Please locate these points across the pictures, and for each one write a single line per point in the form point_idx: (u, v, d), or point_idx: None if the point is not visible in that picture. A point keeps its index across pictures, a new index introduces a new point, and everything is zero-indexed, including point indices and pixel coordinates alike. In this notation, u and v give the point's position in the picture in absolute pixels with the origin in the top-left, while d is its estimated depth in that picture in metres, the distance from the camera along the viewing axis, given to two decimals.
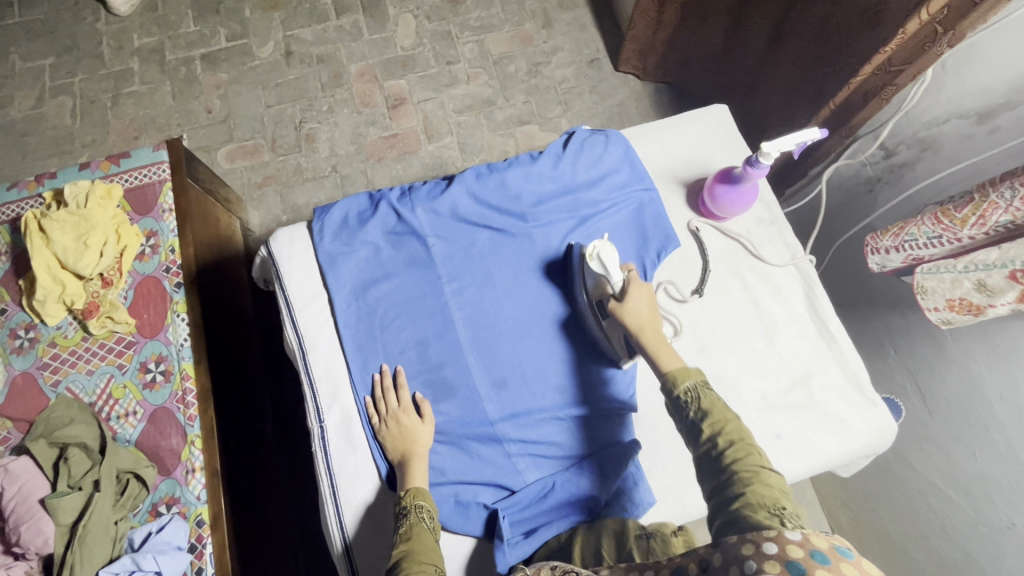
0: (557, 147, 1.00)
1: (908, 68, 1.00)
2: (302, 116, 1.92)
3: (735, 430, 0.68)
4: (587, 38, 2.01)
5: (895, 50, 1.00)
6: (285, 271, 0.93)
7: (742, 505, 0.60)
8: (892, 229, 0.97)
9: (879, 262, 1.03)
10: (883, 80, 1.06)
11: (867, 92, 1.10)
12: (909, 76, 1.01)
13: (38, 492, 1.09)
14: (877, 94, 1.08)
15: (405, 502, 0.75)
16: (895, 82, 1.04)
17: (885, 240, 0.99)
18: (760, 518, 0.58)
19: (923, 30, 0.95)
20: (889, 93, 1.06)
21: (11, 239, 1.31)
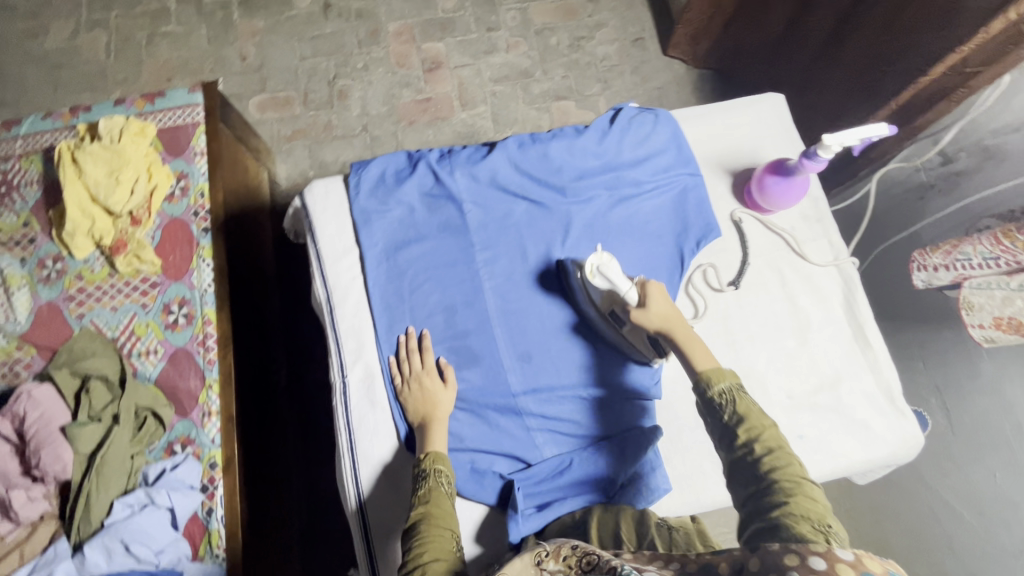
0: (603, 122, 0.97)
1: (986, 70, 0.97)
2: (336, 71, 1.89)
3: (773, 437, 0.69)
4: (634, 16, 1.95)
5: (972, 50, 0.97)
6: (318, 224, 0.92)
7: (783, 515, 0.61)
8: (946, 247, 1.04)
9: (924, 279, 1.10)
10: (954, 83, 1.03)
11: (934, 94, 1.06)
12: (986, 79, 0.98)
13: (58, 419, 1.11)
14: (946, 95, 1.05)
15: (425, 464, 0.75)
16: (968, 84, 1.01)
17: (935, 257, 1.07)
18: (802, 531, 0.59)
19: (1006, 30, 0.91)
20: (959, 96, 1.03)
21: (44, 169, 1.32)
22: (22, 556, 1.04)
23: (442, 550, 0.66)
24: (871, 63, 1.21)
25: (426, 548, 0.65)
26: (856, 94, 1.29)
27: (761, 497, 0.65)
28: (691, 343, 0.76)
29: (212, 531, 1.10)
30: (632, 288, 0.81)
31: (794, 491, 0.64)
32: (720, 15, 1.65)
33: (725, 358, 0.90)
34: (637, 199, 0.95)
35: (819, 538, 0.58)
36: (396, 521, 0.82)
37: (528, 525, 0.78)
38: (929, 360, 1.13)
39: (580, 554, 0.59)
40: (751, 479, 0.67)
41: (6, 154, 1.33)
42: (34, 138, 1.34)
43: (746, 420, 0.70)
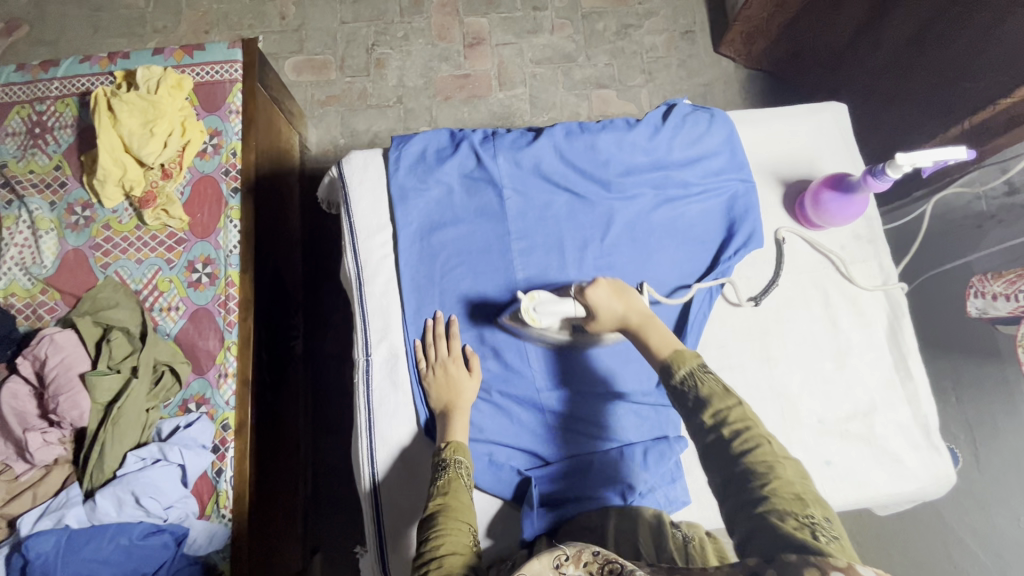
0: (656, 117, 0.94)
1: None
2: (375, 38, 1.84)
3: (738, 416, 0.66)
4: (686, 7, 1.87)
5: None
6: (354, 197, 0.90)
7: (769, 511, 0.58)
8: (1008, 276, 0.99)
9: (980, 306, 1.05)
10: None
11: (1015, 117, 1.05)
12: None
13: (78, 366, 1.11)
14: None
15: (444, 455, 0.74)
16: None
17: (995, 286, 1.02)
18: (790, 529, 0.56)
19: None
20: None
21: (79, 114, 1.30)
22: (35, 497, 1.06)
23: (458, 544, 0.64)
24: (955, 74, 1.17)
25: (442, 541, 0.64)
26: (937, 113, 1.25)
27: (740, 487, 0.61)
28: (647, 331, 0.77)
29: (220, 491, 1.11)
30: (576, 304, 0.81)
31: (773, 475, 0.60)
32: (783, 14, 1.58)
33: (758, 374, 0.87)
34: (683, 201, 0.92)
35: (810, 537, 0.55)
36: (409, 505, 0.82)
37: (546, 522, 0.78)
38: (963, 396, 1.08)
39: (601, 561, 0.56)
40: (724, 462, 0.64)
41: (42, 94, 1.32)
42: (71, 81, 1.32)
43: (719, 407, 0.66)
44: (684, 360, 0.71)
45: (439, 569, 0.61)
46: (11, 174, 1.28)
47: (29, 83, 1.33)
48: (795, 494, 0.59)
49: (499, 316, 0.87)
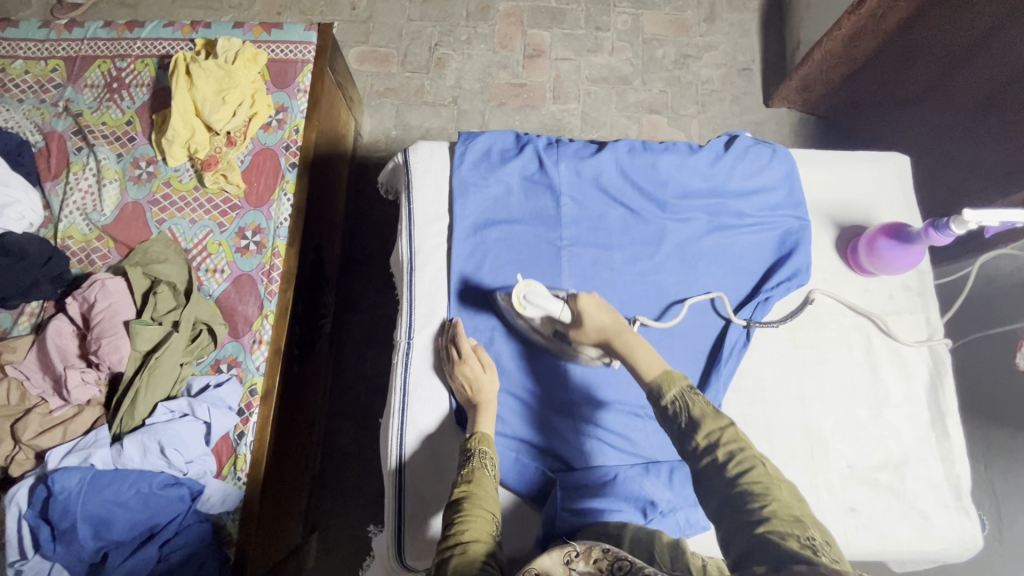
0: (718, 145, 0.95)
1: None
2: (439, 39, 1.89)
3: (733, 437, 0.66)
4: (747, 45, 1.90)
5: None
6: (416, 184, 0.93)
7: (770, 530, 0.56)
8: None
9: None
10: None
11: None
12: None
13: (123, 314, 1.14)
14: None
15: (470, 445, 0.76)
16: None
17: None
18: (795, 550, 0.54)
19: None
20: None
21: (155, 75, 1.36)
22: (65, 433, 1.09)
23: (480, 531, 0.64)
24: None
25: (465, 526, 0.64)
26: (999, 176, 1.26)
27: (740, 508, 0.60)
28: (633, 350, 0.77)
29: (239, 454, 1.13)
30: (564, 308, 0.81)
31: (772, 499, 0.59)
32: (847, 65, 1.57)
33: (792, 412, 0.87)
34: (735, 231, 0.93)
35: (813, 555, 0.53)
36: (432, 488, 0.83)
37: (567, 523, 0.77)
38: (994, 464, 1.06)
39: (610, 559, 0.57)
40: (717, 486, 0.63)
41: (124, 52, 1.38)
42: (153, 43, 1.38)
43: (708, 422, 0.67)
44: (674, 381, 0.71)
45: (462, 554, 0.60)
46: (84, 123, 1.33)
47: (113, 40, 1.39)
48: (795, 516, 0.57)
49: (497, 292, 0.88)
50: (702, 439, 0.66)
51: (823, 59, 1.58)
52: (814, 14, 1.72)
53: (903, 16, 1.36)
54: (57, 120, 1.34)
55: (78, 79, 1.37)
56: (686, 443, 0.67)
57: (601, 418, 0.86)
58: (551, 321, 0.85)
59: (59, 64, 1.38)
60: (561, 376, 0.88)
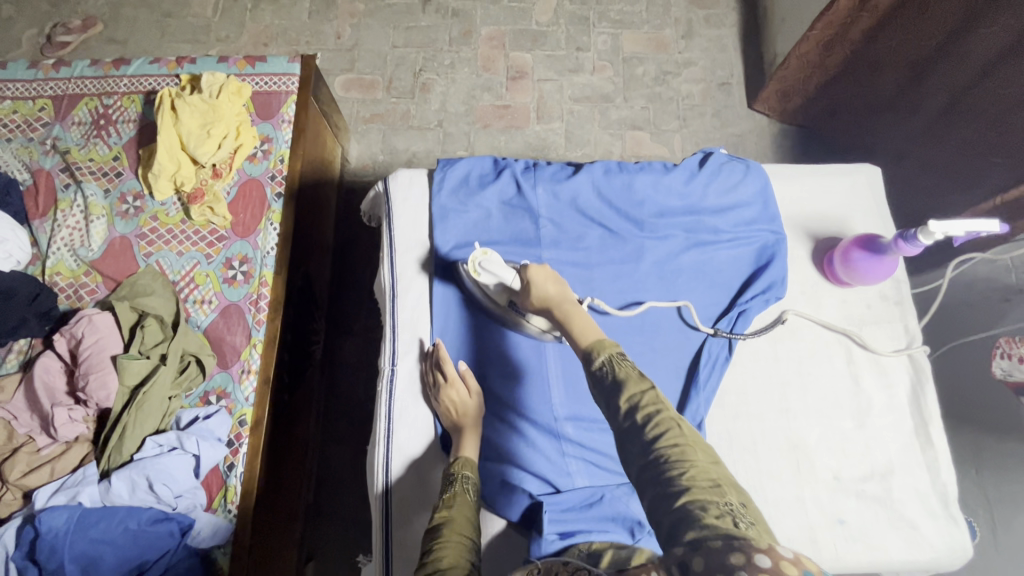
0: (692, 163, 0.97)
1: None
2: (423, 64, 1.93)
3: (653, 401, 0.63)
4: (725, 60, 1.94)
5: None
6: (396, 211, 0.95)
7: (691, 501, 0.54)
8: None
9: (1004, 368, 1.05)
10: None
11: None
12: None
13: (111, 349, 1.15)
14: None
15: (453, 469, 0.77)
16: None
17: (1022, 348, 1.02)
18: (711, 518, 0.52)
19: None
20: None
21: (142, 110, 1.38)
22: (53, 471, 1.09)
23: (456, 557, 0.63)
24: (990, 147, 1.20)
25: (443, 552, 0.63)
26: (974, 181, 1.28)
27: (660, 478, 0.57)
28: (570, 320, 0.73)
29: (228, 486, 1.12)
30: (515, 276, 0.83)
31: (689, 463, 0.57)
32: (821, 75, 1.62)
33: (776, 425, 0.87)
34: (713, 247, 0.94)
35: (732, 525, 0.52)
36: (417, 515, 0.82)
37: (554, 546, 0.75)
38: (983, 469, 1.06)
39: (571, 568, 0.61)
40: (640, 455, 0.60)
41: (111, 90, 1.40)
42: (139, 79, 1.41)
43: (630, 387, 0.64)
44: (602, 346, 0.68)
45: None
46: (71, 160, 1.35)
47: (100, 78, 1.41)
48: (713, 480, 0.56)
49: (459, 263, 0.90)
50: (623, 404, 0.63)
51: (801, 64, 1.61)
52: (788, 28, 1.76)
53: (869, 26, 1.41)
54: (45, 158, 1.36)
55: (66, 117, 1.39)
56: (609, 413, 0.65)
57: (586, 438, 0.86)
58: (506, 289, 0.85)
59: (47, 103, 1.40)
60: (505, 345, 0.89)
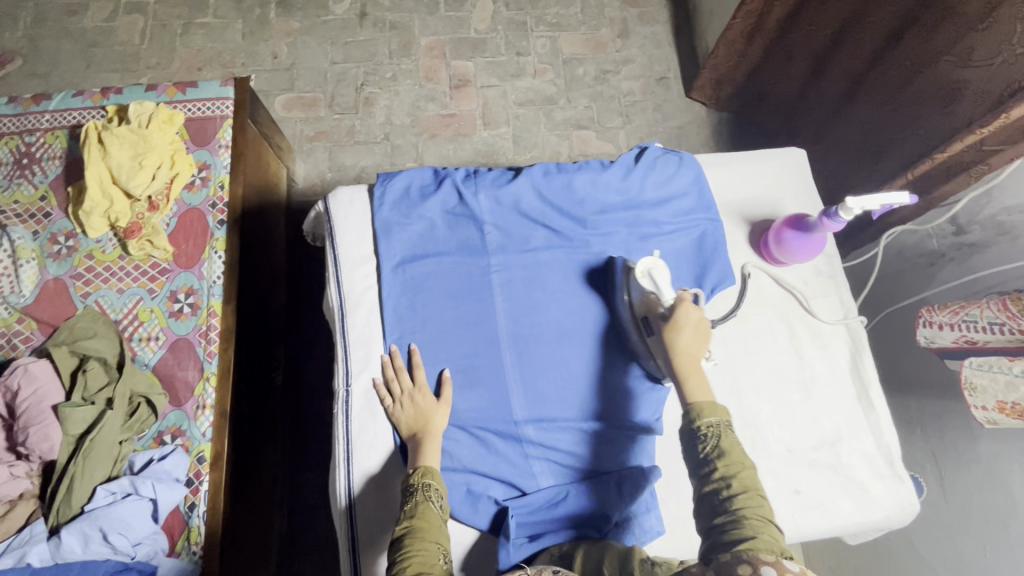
0: (628, 159, 0.99)
1: (1006, 150, 0.96)
2: (364, 79, 1.91)
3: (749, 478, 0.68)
4: (661, 55, 1.99)
5: (992, 131, 0.97)
6: (339, 230, 0.94)
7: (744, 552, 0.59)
8: (952, 306, 0.95)
9: (927, 336, 0.99)
10: (974, 158, 1.02)
11: (952, 168, 1.06)
12: (1006, 158, 0.97)
13: (52, 398, 1.09)
14: (965, 170, 1.04)
15: (414, 479, 0.75)
16: (988, 161, 1.00)
17: (941, 315, 0.97)
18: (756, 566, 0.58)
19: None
20: (978, 172, 1.02)
21: (68, 146, 1.32)
22: None
23: (429, 561, 0.66)
24: (879, 128, 1.27)
25: (408, 562, 0.65)
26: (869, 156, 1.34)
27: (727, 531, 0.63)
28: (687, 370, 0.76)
29: (192, 527, 1.08)
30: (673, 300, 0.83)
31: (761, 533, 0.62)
32: (746, 64, 1.69)
33: (728, 405, 0.90)
34: (655, 238, 0.97)
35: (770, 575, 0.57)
36: (383, 531, 0.82)
37: (519, 554, 0.78)
38: (927, 427, 1.13)
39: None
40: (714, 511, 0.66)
41: (32, 127, 1.34)
42: (63, 114, 1.35)
43: (733, 457, 0.69)
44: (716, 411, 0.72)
45: None
46: None
47: (20, 115, 1.35)
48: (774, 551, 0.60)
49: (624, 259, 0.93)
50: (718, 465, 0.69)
51: (728, 53, 1.68)
52: (716, 21, 1.83)
53: (782, 16, 1.50)
54: None
55: None
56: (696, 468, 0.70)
57: (551, 439, 0.86)
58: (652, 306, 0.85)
59: None
60: (627, 387, 0.90)
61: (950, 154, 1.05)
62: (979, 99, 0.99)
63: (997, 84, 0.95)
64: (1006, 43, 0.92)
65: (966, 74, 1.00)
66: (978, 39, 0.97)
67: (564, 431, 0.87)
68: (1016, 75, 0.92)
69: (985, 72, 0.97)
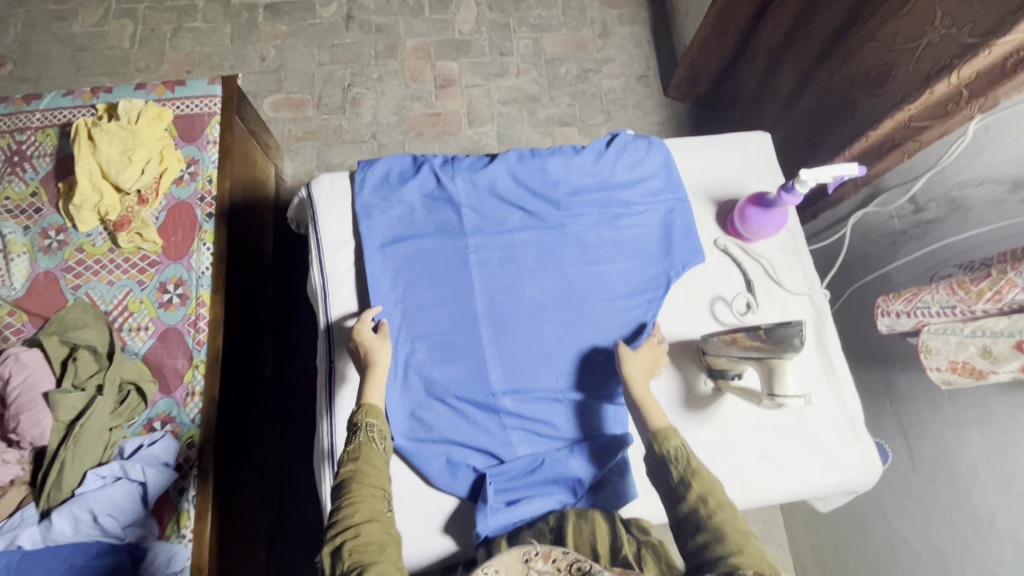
0: (599, 144, 1.04)
1: (933, 126, 1.02)
2: (351, 79, 1.96)
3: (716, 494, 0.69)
4: (641, 54, 2.05)
5: (916, 109, 1.04)
6: (321, 214, 0.97)
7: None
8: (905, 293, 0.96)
9: (889, 323, 1.00)
10: (904, 135, 1.08)
11: (886, 144, 1.11)
12: (935, 134, 1.02)
13: (43, 385, 1.11)
14: (898, 147, 1.09)
15: (357, 419, 0.80)
16: (918, 138, 1.05)
17: (896, 303, 0.98)
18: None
19: (949, 93, 0.98)
20: (911, 148, 1.07)
21: (59, 143, 1.35)
22: None
23: (370, 509, 0.70)
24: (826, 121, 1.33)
25: (356, 507, 0.69)
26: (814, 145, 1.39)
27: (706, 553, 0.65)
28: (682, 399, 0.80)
29: (182, 511, 1.10)
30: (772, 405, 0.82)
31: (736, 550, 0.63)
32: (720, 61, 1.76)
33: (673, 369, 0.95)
34: (626, 219, 1.01)
35: None
36: None
37: (496, 519, 0.82)
38: (896, 399, 1.17)
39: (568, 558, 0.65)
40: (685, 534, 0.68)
41: (23, 126, 1.37)
42: (53, 113, 1.38)
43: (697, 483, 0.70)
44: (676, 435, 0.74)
45: (355, 537, 0.66)
46: None
47: (11, 114, 1.37)
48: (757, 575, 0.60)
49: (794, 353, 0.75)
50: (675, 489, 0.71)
51: (702, 51, 1.74)
52: (692, 20, 1.89)
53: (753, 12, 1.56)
54: None
55: None
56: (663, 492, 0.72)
57: (529, 411, 0.90)
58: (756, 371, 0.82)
59: None
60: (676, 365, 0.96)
61: (883, 130, 1.10)
62: (908, 79, 1.06)
63: (923, 64, 1.02)
64: (928, 25, 1.00)
65: (893, 57, 1.08)
66: (901, 22, 1.05)
67: (542, 402, 0.91)
68: (943, 54, 0.97)
69: (910, 54, 1.04)
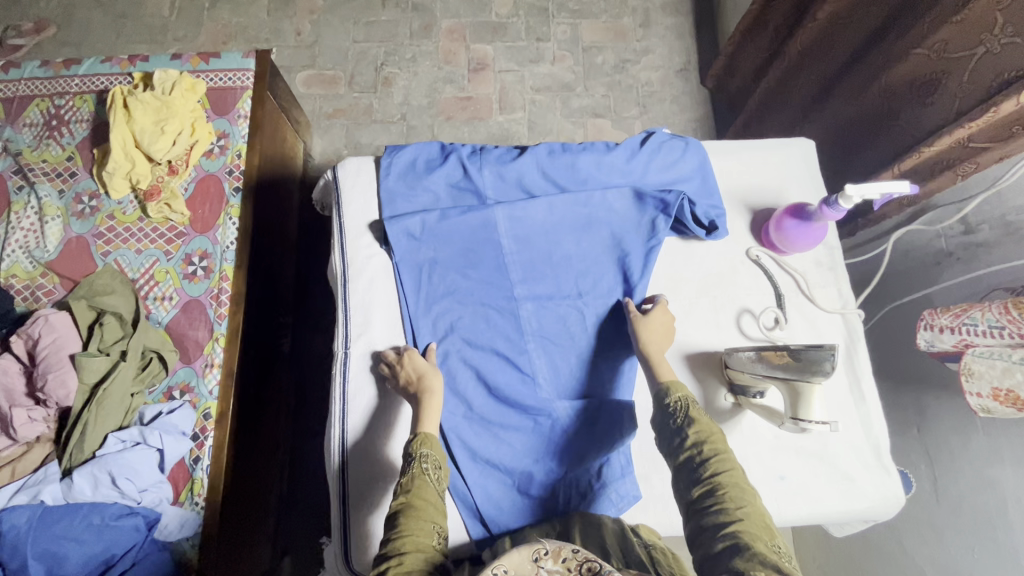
0: (635, 142, 1.01)
1: (994, 147, 0.95)
2: (384, 58, 1.94)
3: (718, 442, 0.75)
4: (682, 47, 1.98)
5: (978, 128, 0.95)
6: (345, 198, 0.99)
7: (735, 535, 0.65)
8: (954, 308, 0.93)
9: (927, 339, 0.96)
10: (960, 156, 1.01)
11: (940, 163, 1.04)
12: (994, 156, 0.96)
13: (68, 347, 1.14)
14: (952, 166, 1.02)
15: (412, 448, 0.79)
16: (975, 159, 0.99)
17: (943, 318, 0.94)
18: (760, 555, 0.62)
19: (1015, 112, 0.89)
20: (967, 169, 1.01)
21: (95, 110, 1.37)
22: (14, 472, 1.09)
23: (420, 542, 0.69)
24: (852, 123, 1.25)
25: (404, 540, 0.68)
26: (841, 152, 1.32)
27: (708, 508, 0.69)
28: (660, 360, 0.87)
29: (195, 479, 1.13)
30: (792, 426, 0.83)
31: (740, 504, 0.68)
32: None
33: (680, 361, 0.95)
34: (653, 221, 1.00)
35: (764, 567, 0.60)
36: (371, 495, 0.89)
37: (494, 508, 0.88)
38: (924, 427, 1.12)
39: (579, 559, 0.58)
40: (687, 479, 0.73)
41: (61, 90, 1.39)
42: (91, 79, 1.39)
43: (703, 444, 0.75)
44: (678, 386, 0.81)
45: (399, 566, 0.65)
46: (24, 162, 1.33)
47: (50, 78, 1.39)
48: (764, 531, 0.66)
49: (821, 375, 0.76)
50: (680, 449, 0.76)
51: (744, 46, 1.68)
52: (740, 13, 1.81)
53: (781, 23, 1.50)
54: None
55: (18, 119, 1.37)
56: (669, 443, 0.78)
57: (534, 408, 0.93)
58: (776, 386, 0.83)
59: None
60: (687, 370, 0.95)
61: (938, 148, 1.01)
62: (961, 89, 0.97)
63: (982, 76, 0.93)
64: (986, 33, 0.90)
65: (944, 65, 0.98)
66: (952, 31, 0.94)
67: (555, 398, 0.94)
68: (1006, 65, 0.89)
69: (963, 63, 0.95)
